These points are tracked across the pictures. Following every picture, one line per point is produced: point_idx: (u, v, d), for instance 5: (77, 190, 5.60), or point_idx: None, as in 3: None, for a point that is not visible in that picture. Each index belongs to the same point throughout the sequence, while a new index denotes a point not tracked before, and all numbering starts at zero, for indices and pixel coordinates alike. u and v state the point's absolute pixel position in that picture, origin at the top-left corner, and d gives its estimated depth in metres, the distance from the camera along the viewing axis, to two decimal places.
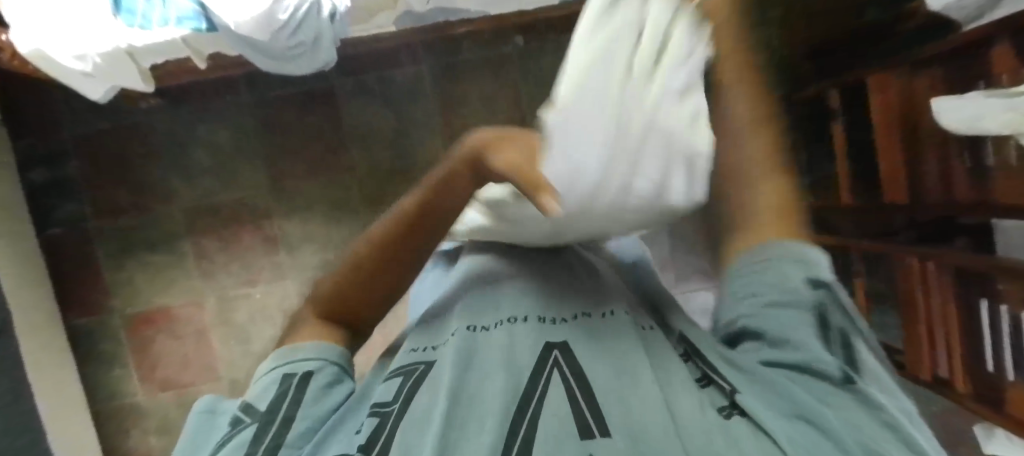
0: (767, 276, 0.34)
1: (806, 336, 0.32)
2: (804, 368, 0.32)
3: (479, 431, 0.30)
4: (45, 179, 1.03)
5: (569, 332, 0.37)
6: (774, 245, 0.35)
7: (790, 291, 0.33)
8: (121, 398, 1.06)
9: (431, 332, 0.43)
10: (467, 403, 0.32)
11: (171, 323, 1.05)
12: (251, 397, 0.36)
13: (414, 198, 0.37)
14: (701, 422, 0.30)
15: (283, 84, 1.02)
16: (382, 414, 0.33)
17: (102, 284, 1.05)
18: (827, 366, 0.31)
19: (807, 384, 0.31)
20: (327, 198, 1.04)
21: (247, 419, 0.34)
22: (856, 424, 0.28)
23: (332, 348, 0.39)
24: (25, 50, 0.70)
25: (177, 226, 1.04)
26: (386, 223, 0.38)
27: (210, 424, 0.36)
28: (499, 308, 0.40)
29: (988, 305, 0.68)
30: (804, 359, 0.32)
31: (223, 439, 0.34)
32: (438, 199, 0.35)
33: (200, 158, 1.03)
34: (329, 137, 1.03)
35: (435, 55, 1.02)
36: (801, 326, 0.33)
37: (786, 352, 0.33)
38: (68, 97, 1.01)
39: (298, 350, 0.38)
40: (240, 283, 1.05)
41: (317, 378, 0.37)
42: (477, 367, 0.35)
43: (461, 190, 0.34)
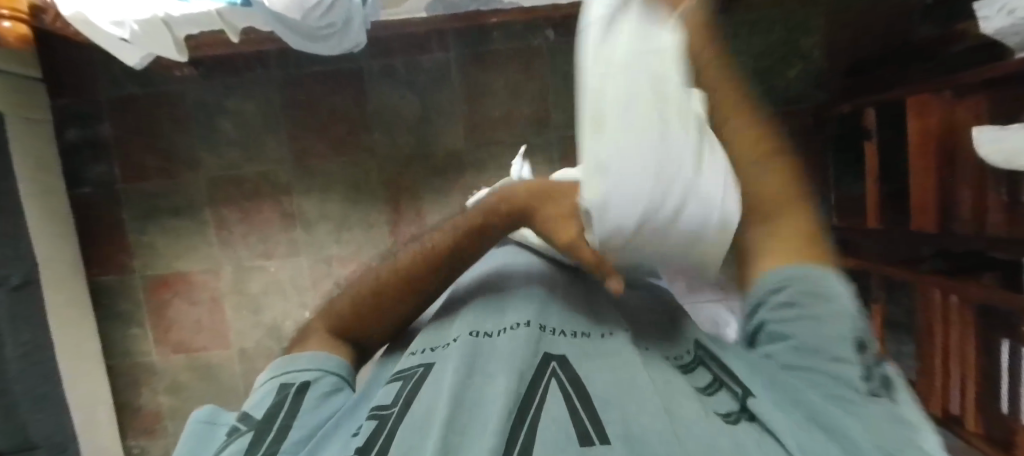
0: (799, 288, 0.37)
1: (835, 350, 0.34)
2: (828, 379, 0.34)
3: (475, 432, 0.28)
4: (79, 138, 1.05)
5: (569, 347, 0.38)
6: (792, 266, 0.38)
7: (825, 306, 0.36)
8: (136, 356, 1.10)
9: (432, 336, 0.43)
10: (465, 404, 0.31)
11: (188, 289, 1.08)
12: (248, 408, 0.38)
13: (444, 236, 0.45)
14: (709, 433, 0.28)
15: (312, 62, 1.02)
16: (381, 417, 0.33)
17: (125, 244, 1.08)
18: (853, 381, 0.33)
19: (831, 389, 0.33)
20: (346, 179, 1.05)
21: (244, 428, 0.36)
22: (869, 430, 0.29)
23: (330, 356, 0.42)
24: (66, 13, 0.72)
25: (200, 194, 1.06)
26: (413, 254, 0.45)
27: (208, 433, 0.37)
28: (503, 317, 0.41)
29: (1009, 347, 0.65)
30: (830, 373, 0.34)
31: (220, 447, 0.35)
32: (474, 235, 0.46)
33: (226, 129, 1.05)
34: (353, 119, 1.04)
35: (465, 43, 1.01)
36: (832, 339, 0.35)
37: (816, 364, 0.35)
38: (104, 59, 1.03)
39: (294, 361, 0.41)
40: (256, 255, 1.07)
41: (314, 388, 0.39)
42: (479, 371, 0.35)
43: (496, 227, 0.46)
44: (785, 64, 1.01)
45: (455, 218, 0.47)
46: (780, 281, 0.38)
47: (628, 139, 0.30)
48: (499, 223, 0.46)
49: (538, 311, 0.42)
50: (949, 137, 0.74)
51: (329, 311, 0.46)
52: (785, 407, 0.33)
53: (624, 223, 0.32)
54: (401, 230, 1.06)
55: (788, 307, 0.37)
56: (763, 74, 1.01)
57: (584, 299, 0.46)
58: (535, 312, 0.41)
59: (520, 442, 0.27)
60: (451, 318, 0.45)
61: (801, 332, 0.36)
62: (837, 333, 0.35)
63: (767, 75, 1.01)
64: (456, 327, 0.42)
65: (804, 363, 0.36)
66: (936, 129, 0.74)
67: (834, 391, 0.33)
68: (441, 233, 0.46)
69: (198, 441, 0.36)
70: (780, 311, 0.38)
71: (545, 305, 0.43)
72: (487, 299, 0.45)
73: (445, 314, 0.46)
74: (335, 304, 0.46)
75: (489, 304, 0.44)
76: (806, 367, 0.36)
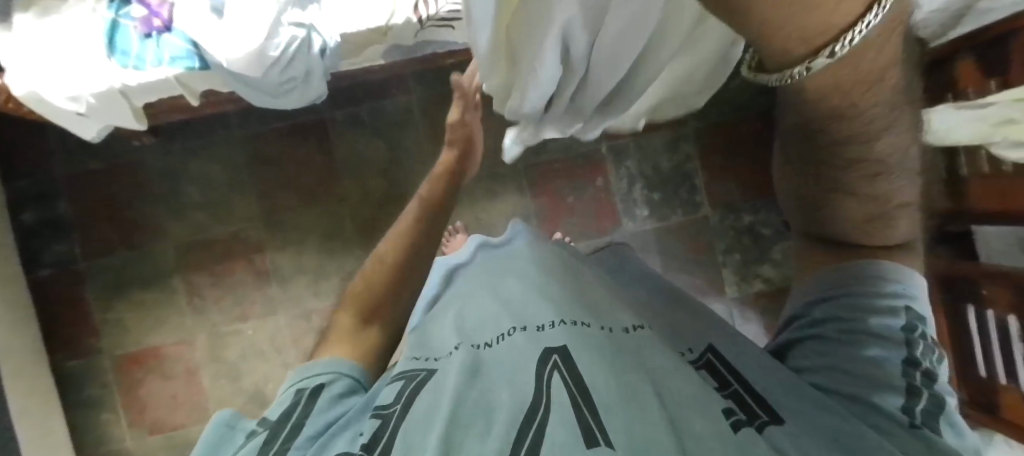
0: (846, 302, 0.42)
1: (879, 373, 0.36)
2: (868, 403, 0.35)
3: (478, 436, 0.29)
4: (36, 219, 1.02)
5: (569, 335, 0.36)
6: (860, 264, 0.43)
7: (874, 324, 0.39)
8: (109, 443, 1.02)
9: (430, 341, 0.43)
10: (466, 411, 0.31)
11: (161, 364, 1.03)
12: (266, 415, 0.39)
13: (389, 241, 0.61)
14: (717, 441, 0.28)
15: (274, 118, 1.03)
16: (384, 416, 0.34)
17: (90, 324, 1.03)
18: (893, 409, 0.33)
19: (868, 415, 0.34)
20: (320, 231, 1.05)
21: (260, 428, 0.37)
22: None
23: (343, 361, 0.44)
24: (19, 92, 0.70)
25: (169, 262, 1.03)
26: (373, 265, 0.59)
27: (229, 437, 0.37)
28: (499, 324, 0.40)
29: (975, 310, 0.74)
30: (871, 395, 0.35)
31: (237, 448, 0.36)
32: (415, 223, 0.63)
33: (192, 193, 1.03)
34: (321, 170, 1.04)
35: (426, 85, 1.04)
36: (878, 365, 0.36)
37: (859, 385, 0.36)
38: (61, 136, 1.01)
39: (309, 369, 0.43)
40: (232, 318, 1.03)
41: (329, 388, 0.41)
42: (481, 378, 0.35)
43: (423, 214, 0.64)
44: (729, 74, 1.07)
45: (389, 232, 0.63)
46: (837, 294, 0.43)
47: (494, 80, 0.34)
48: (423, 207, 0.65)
49: (531, 311, 0.40)
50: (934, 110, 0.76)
51: (378, 261, 0.59)
52: (805, 418, 0.33)
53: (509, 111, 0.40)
54: None
55: (839, 323, 0.41)
56: None
57: (578, 291, 0.44)
58: (529, 314, 0.40)
59: (524, 445, 0.27)
60: (441, 325, 0.45)
61: (845, 353, 0.39)
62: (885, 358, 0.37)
63: None
64: (454, 332, 0.42)
65: (846, 382, 0.37)
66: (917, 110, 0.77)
67: (869, 412, 0.34)
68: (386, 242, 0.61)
69: (217, 441, 0.37)
70: (829, 327, 0.42)
71: (542, 298, 0.42)
72: (483, 297, 0.45)
73: (435, 321, 0.47)
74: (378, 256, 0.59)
75: (483, 307, 0.44)
76: (847, 385, 0.37)
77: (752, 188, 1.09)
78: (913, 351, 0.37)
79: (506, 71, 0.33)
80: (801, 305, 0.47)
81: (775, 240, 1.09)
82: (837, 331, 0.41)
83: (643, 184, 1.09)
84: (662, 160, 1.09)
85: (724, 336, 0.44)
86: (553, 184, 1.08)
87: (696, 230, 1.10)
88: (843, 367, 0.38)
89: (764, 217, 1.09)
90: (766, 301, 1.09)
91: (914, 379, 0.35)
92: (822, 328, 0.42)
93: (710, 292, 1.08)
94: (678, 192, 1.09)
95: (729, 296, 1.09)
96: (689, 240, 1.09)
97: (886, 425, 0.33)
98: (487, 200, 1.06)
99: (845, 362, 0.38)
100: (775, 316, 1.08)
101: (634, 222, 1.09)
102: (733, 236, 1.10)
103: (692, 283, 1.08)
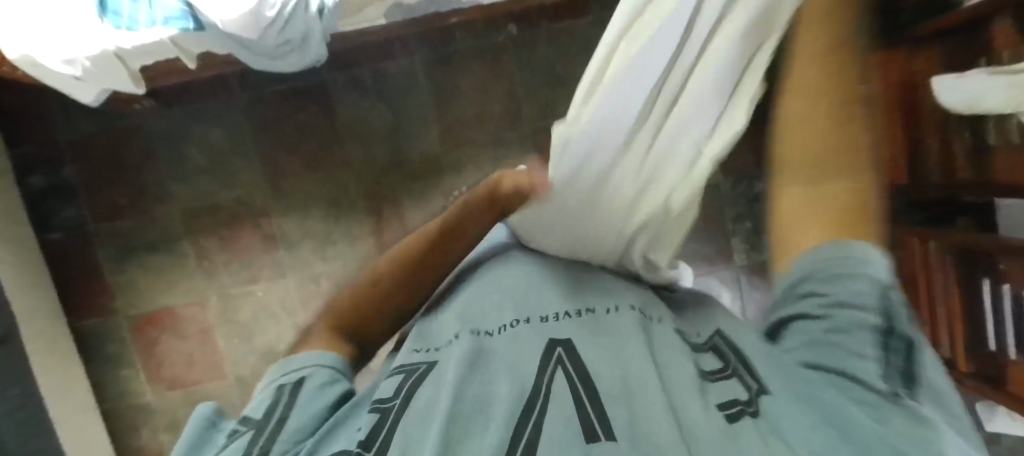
0: (821, 275, 0.36)
1: (861, 343, 0.33)
2: (849, 377, 0.32)
3: (480, 429, 0.30)
4: (44, 183, 1.03)
5: (573, 331, 0.38)
6: (845, 244, 0.36)
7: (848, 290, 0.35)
8: (130, 397, 1.07)
9: (431, 332, 0.43)
10: (465, 405, 0.31)
11: (176, 324, 1.06)
12: (247, 412, 0.38)
13: (385, 261, 0.51)
14: (720, 430, 0.28)
15: (275, 81, 1.01)
16: (382, 410, 0.34)
17: (104, 286, 1.06)
18: (874, 378, 0.31)
19: (845, 384, 0.31)
20: (325, 196, 1.04)
21: (244, 427, 0.36)
22: (881, 431, 0.28)
23: (328, 352, 0.43)
24: (14, 56, 0.70)
25: (177, 227, 1.04)
26: (356, 288, 0.50)
27: (209, 436, 0.37)
28: (501, 312, 0.41)
29: (990, 285, 0.69)
30: (852, 369, 0.32)
31: (221, 447, 0.35)
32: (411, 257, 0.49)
33: (196, 158, 1.03)
34: (323, 134, 1.03)
35: (428, 45, 1.00)
36: (862, 336, 0.33)
37: (843, 360, 0.33)
38: (61, 100, 1.01)
39: (291, 363, 0.42)
40: (242, 281, 1.05)
41: (310, 381, 0.40)
42: (482, 368, 0.35)
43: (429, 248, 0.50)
44: None
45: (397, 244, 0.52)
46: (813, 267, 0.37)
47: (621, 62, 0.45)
48: (424, 242, 0.50)
49: (533, 302, 0.42)
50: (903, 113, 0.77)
51: (375, 275, 0.50)
52: (797, 396, 0.32)
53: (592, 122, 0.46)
54: (387, 241, 1.05)
55: (815, 297, 0.36)
56: None
57: (582, 283, 0.45)
58: (533, 305, 0.42)
59: (523, 439, 0.28)
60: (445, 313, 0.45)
61: (823, 326, 0.35)
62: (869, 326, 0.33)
63: None
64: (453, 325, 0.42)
65: (828, 357, 0.34)
66: (900, 133, 0.78)
67: (849, 383, 0.31)
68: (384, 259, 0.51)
69: (193, 440, 0.37)
70: (808, 302, 0.37)
71: (545, 289, 0.44)
72: (487, 286, 0.45)
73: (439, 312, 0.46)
74: (375, 268, 0.51)
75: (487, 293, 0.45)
76: (829, 360, 0.34)
77: None
78: (888, 321, 0.33)
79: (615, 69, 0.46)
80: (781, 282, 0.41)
81: None
82: (815, 305, 0.36)
83: None
84: None
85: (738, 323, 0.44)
86: None
87: (706, 197, 1.07)
88: (825, 339, 0.35)
89: None
90: None
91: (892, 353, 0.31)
92: (800, 303, 0.38)
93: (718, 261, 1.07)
94: None
95: (738, 263, 1.08)
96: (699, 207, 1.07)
97: (867, 395, 0.30)
98: (494, 165, 1.04)
99: (828, 336, 0.34)
100: None
101: None
102: (744, 204, 1.07)
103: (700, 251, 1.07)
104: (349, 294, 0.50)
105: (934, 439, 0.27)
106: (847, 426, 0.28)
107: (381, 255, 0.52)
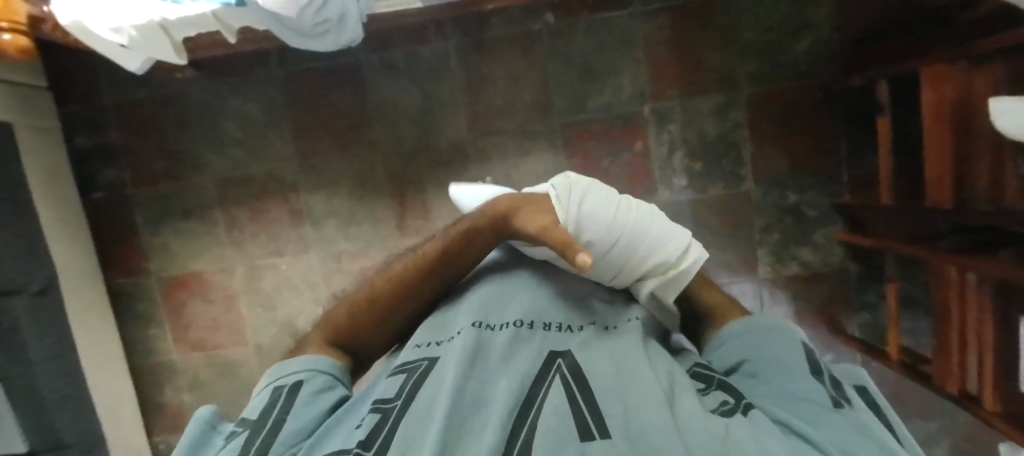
0: (756, 336, 0.46)
1: (798, 373, 0.41)
2: (803, 397, 0.38)
3: (479, 429, 0.32)
4: (89, 144, 1.07)
5: (571, 343, 0.42)
6: (760, 317, 0.49)
7: (780, 343, 0.45)
8: (157, 355, 1.13)
9: (438, 329, 0.47)
10: (463, 406, 0.34)
11: (203, 290, 1.10)
12: (245, 411, 0.41)
13: (381, 279, 0.52)
14: (708, 434, 0.31)
15: (313, 58, 1.02)
16: (384, 410, 0.36)
17: (139, 247, 1.10)
18: (820, 393, 0.38)
19: (803, 403, 0.38)
20: (352, 175, 1.06)
21: (240, 429, 0.38)
22: (847, 437, 0.34)
23: (323, 357, 0.45)
24: (66, 22, 0.73)
25: (210, 195, 1.08)
26: (346, 305, 0.51)
27: (208, 440, 0.40)
28: (506, 313, 0.45)
29: None
30: (804, 391, 0.39)
31: (219, 449, 0.37)
32: (409, 273, 0.51)
33: (231, 129, 1.05)
34: (355, 113, 1.04)
35: (464, 31, 1.00)
36: (797, 368, 0.41)
37: (792, 386, 0.40)
38: (108, 65, 1.04)
39: (289, 366, 0.44)
40: (268, 253, 1.08)
41: (307, 385, 0.42)
42: (482, 371, 0.38)
43: (428, 263, 0.51)
44: (793, 37, 0.98)
45: (391, 263, 0.53)
46: (746, 332, 0.47)
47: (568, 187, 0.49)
48: (418, 265, 0.51)
49: (537, 310, 0.46)
50: (960, 130, 0.73)
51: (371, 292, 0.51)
52: (768, 407, 0.39)
53: (582, 209, 0.46)
54: (409, 224, 1.06)
55: (754, 350, 0.45)
56: (770, 50, 0.99)
57: (580, 296, 0.50)
58: (536, 313, 0.46)
59: (520, 438, 0.31)
60: (454, 311, 0.49)
61: (767, 366, 0.43)
62: (798, 363, 0.42)
63: (775, 51, 0.98)
64: (458, 322, 0.46)
65: (775, 387, 0.41)
66: (949, 158, 0.75)
67: (802, 403, 0.38)
68: (380, 276, 0.52)
69: (194, 439, 0.40)
70: (749, 353, 0.45)
71: (546, 297, 0.48)
72: (493, 293, 0.49)
73: (447, 311, 0.50)
74: (373, 283, 0.52)
75: (492, 294, 0.49)
76: (782, 389, 0.40)
77: (803, 166, 1.02)
78: (807, 356, 0.43)
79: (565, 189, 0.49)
80: (715, 344, 0.50)
81: (818, 223, 1.03)
82: (753, 358, 0.45)
83: (685, 152, 1.03)
84: (708, 126, 1.02)
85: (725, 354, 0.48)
86: (590, 145, 1.03)
87: (735, 205, 1.04)
88: (768, 375, 0.42)
89: (811, 197, 1.02)
90: (800, 286, 1.05)
91: (837, 384, 0.40)
92: (743, 360, 0.46)
93: (742, 271, 1.05)
94: (721, 165, 1.03)
95: (763, 275, 1.05)
96: (726, 215, 1.04)
97: (818, 399, 0.37)
98: (521, 156, 1.04)
99: (771, 371, 0.42)
100: (807, 302, 1.05)
101: (669, 192, 1.04)
102: (774, 216, 1.04)
103: (723, 259, 1.05)
104: (346, 309, 0.50)
105: (878, 435, 0.34)
106: (813, 437, 0.34)
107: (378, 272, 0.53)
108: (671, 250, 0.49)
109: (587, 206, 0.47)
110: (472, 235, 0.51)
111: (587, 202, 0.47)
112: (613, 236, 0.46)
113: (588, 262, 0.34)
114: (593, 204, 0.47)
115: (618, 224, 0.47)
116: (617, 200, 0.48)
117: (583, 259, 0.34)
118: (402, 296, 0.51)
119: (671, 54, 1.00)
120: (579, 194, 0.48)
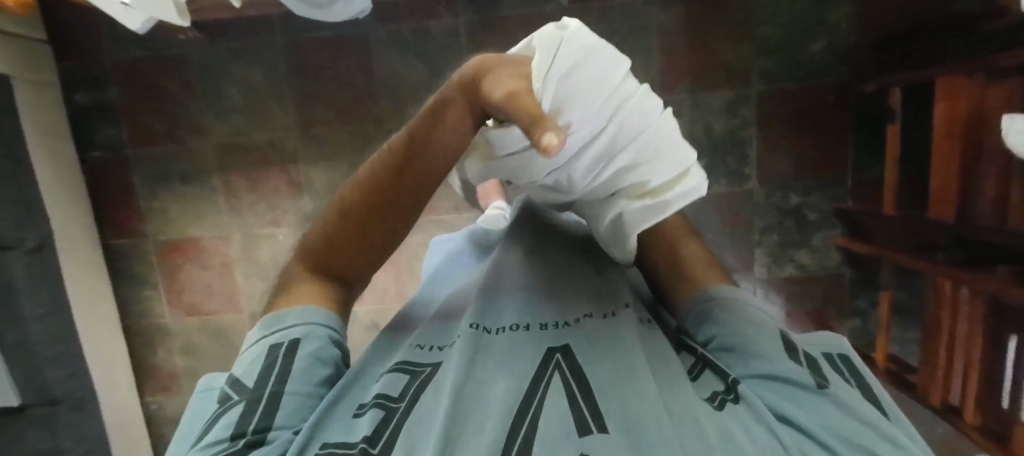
0: (734, 310, 0.44)
1: (778, 350, 0.40)
2: (782, 378, 0.38)
3: (478, 428, 0.33)
4: (88, 101, 1.06)
5: (571, 338, 0.41)
6: (728, 289, 0.47)
7: (755, 318, 0.43)
8: (151, 317, 1.13)
9: (437, 333, 0.46)
10: (464, 408, 0.34)
11: (198, 255, 1.10)
12: (240, 374, 0.40)
13: (329, 215, 0.45)
14: (709, 438, 0.31)
15: (319, 26, 1.00)
16: (388, 409, 0.36)
17: (136, 208, 1.10)
18: (800, 375, 0.38)
19: (786, 387, 0.38)
20: (353, 149, 1.04)
21: (237, 397, 0.39)
22: (836, 423, 0.34)
23: (321, 310, 0.44)
24: None
25: (209, 160, 1.06)
26: (311, 242, 0.46)
27: (209, 402, 0.41)
28: (503, 316, 0.44)
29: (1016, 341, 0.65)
30: (783, 371, 0.38)
31: (218, 415, 0.38)
32: (352, 197, 0.43)
33: (233, 95, 1.04)
34: (360, 87, 1.02)
35: (475, 8, 0.98)
36: (774, 345, 0.41)
37: (769, 364, 0.39)
38: (110, 20, 1.02)
39: (284, 318, 0.43)
40: (266, 223, 1.08)
41: (305, 343, 0.42)
42: (484, 371, 0.38)
43: (370, 183, 0.42)
44: (809, 36, 0.96)
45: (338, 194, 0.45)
46: (720, 304, 0.45)
47: (551, 45, 0.32)
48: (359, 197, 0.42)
49: (534, 310, 0.45)
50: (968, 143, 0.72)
51: (340, 205, 0.44)
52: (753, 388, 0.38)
53: (575, 89, 0.32)
54: None
55: (728, 329, 0.43)
56: (785, 47, 0.97)
57: (573, 292, 0.48)
58: (534, 313, 0.44)
59: (520, 437, 0.31)
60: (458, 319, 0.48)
61: (742, 340, 0.41)
62: (775, 339, 0.41)
63: (789, 49, 0.97)
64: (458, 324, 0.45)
65: (753, 363, 0.40)
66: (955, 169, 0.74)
67: (787, 385, 0.38)
68: (328, 213, 0.45)
69: (198, 405, 0.41)
70: (720, 328, 0.43)
71: (541, 296, 0.47)
72: (485, 291, 0.47)
73: (449, 316, 0.49)
74: (344, 194, 0.44)
75: (484, 291, 0.47)
76: (758, 369, 0.39)
77: (808, 168, 1.01)
78: (783, 333, 0.43)
79: (548, 50, 0.32)
80: (688, 308, 0.48)
81: (818, 227, 1.03)
82: (725, 334, 0.42)
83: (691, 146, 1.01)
84: (716, 122, 1.00)
85: (701, 323, 0.45)
86: None
87: (737, 204, 1.03)
88: (744, 350, 0.41)
89: (813, 200, 1.02)
90: (794, 289, 1.05)
91: (815, 361, 0.41)
92: (715, 335, 0.43)
93: (737, 270, 1.05)
94: (724, 162, 1.02)
95: (757, 276, 1.05)
96: (727, 214, 1.04)
97: (801, 379, 0.37)
98: None
99: (747, 347, 0.41)
100: (799, 304, 1.05)
101: None
102: (775, 217, 1.03)
103: (720, 257, 1.05)
104: (319, 228, 0.46)
105: (860, 416, 0.35)
106: (801, 422, 0.35)
107: (349, 180, 0.45)
108: (659, 169, 0.38)
109: (579, 85, 0.32)
110: (443, 113, 0.36)
111: (579, 74, 0.32)
112: (601, 128, 0.35)
113: (555, 148, 0.23)
114: (587, 74, 0.32)
115: (607, 113, 0.34)
116: (620, 77, 0.34)
117: (551, 143, 0.23)
118: (349, 231, 0.44)
119: (684, 47, 0.98)
120: (572, 58, 0.32)
